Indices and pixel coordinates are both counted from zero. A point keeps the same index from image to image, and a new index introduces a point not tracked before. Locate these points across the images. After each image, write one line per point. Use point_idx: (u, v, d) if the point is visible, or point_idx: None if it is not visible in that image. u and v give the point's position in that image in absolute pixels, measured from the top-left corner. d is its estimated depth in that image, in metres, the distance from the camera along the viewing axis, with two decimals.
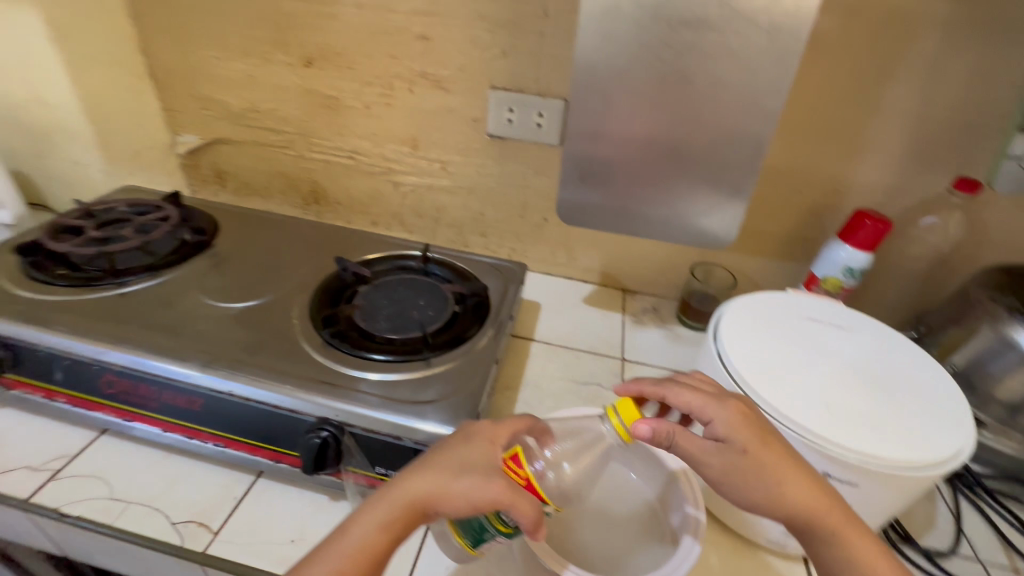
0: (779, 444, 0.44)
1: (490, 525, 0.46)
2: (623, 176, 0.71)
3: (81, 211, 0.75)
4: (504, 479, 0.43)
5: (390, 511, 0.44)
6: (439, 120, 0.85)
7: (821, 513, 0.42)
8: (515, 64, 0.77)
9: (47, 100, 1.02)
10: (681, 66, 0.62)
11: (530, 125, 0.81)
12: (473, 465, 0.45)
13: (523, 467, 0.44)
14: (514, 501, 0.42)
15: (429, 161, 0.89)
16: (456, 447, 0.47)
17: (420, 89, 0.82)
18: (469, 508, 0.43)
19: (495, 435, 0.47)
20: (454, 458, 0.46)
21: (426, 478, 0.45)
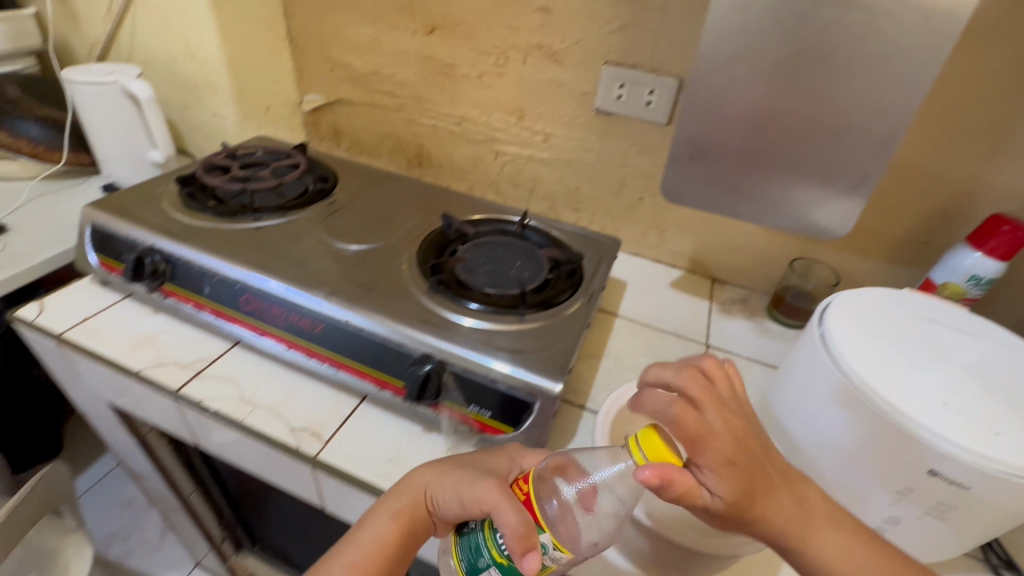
0: (759, 463, 0.42)
1: (484, 550, 0.41)
2: (734, 159, 0.70)
3: (227, 153, 0.85)
4: (504, 492, 0.43)
5: (399, 506, 0.49)
6: (548, 92, 0.87)
7: (814, 551, 0.43)
8: (631, 39, 0.77)
9: (199, 56, 1.15)
10: (817, 45, 0.59)
11: (639, 102, 0.81)
12: (480, 469, 0.48)
13: (528, 482, 0.42)
14: (508, 518, 0.40)
15: (532, 132, 0.92)
16: (479, 457, 0.50)
17: (533, 61, 0.85)
18: (470, 515, 0.44)
19: (516, 453, 0.50)
20: (456, 469, 0.49)
21: (445, 481, 0.49)
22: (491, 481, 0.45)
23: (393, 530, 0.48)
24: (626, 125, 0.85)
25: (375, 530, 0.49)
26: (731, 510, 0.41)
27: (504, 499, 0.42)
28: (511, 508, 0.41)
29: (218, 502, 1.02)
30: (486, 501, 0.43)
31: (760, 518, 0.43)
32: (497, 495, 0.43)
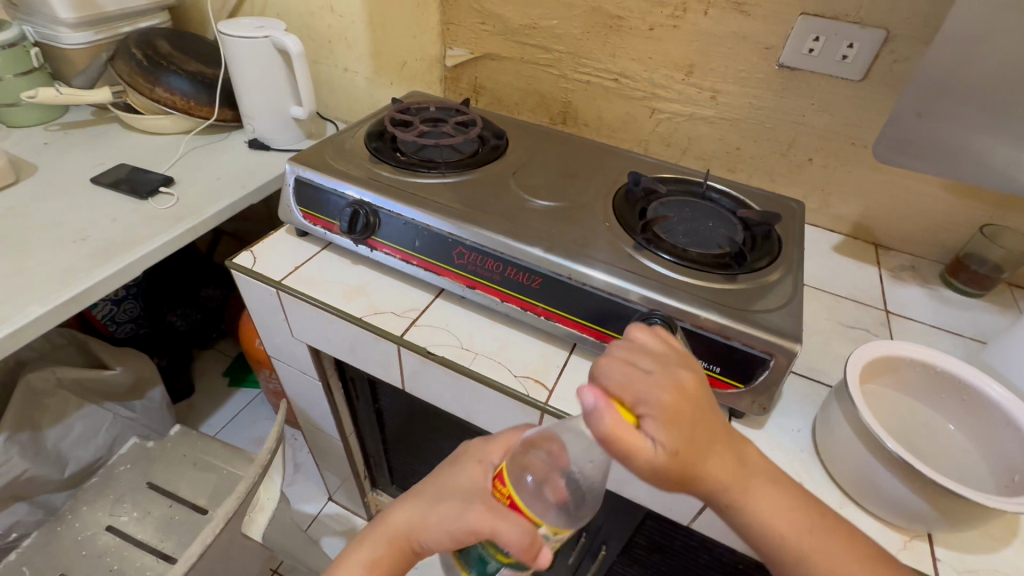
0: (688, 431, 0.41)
1: (489, 555, 0.47)
2: (966, 119, 0.66)
3: (403, 109, 0.86)
4: (484, 506, 0.46)
5: (377, 547, 0.52)
6: (726, 46, 0.84)
7: (753, 509, 0.44)
8: None
9: (338, 10, 1.15)
10: None
11: (833, 57, 0.78)
12: (457, 492, 0.51)
13: (506, 485, 0.46)
14: (501, 535, 0.43)
15: (699, 89, 0.90)
16: (447, 471, 0.54)
17: (716, 12, 0.82)
18: (455, 539, 0.47)
19: (482, 456, 0.53)
20: (446, 484, 0.52)
21: (426, 497, 0.53)
22: (465, 500, 0.48)
23: (389, 542, 0.52)
24: (811, 80, 0.82)
25: (369, 544, 0.52)
26: (674, 461, 0.40)
27: (494, 525, 0.44)
28: (485, 519, 0.45)
29: (370, 444, 1.09)
30: (465, 527, 0.46)
31: (705, 461, 0.42)
32: (478, 508, 0.46)
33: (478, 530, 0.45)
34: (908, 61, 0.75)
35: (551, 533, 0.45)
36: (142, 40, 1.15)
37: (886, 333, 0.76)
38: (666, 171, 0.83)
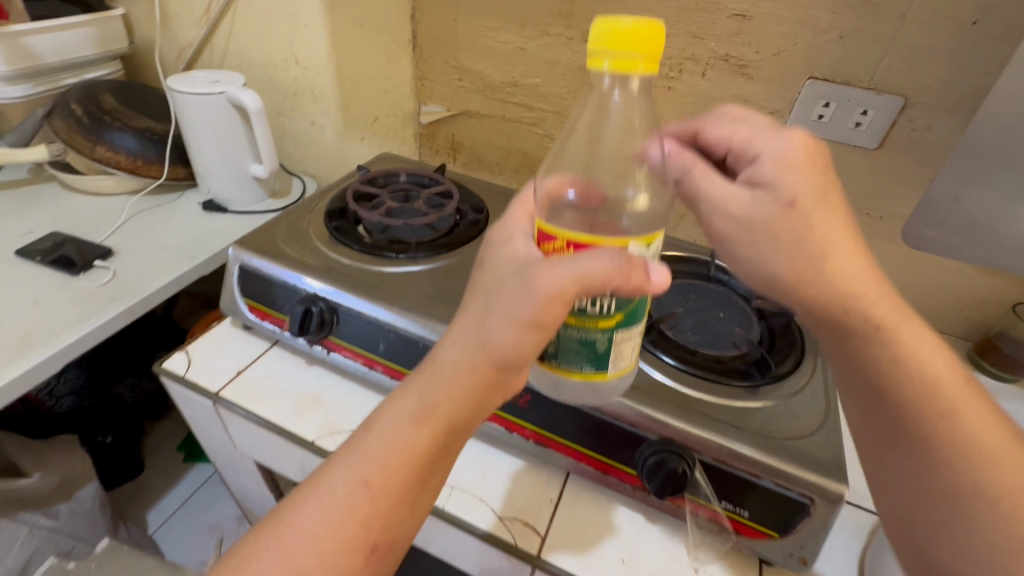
0: (835, 203, 0.44)
1: (591, 330, 0.43)
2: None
3: (369, 178, 0.76)
4: (548, 263, 0.40)
5: (416, 401, 0.44)
6: (727, 110, 0.76)
7: (900, 343, 0.44)
8: (851, 51, 0.66)
9: (303, 62, 1.06)
10: None
11: (845, 124, 0.71)
12: (506, 270, 0.44)
13: (558, 234, 0.42)
14: (601, 270, 0.38)
15: None
16: (485, 268, 0.46)
17: (715, 74, 0.74)
18: (527, 330, 0.41)
19: (512, 232, 0.47)
20: (484, 294, 0.44)
21: (476, 301, 0.45)
22: (523, 275, 0.41)
23: (441, 386, 0.44)
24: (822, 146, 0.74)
25: (418, 390, 0.45)
26: (792, 212, 0.43)
27: (592, 261, 0.38)
28: (557, 273, 0.39)
29: None
30: (543, 299, 0.40)
31: (821, 264, 0.43)
32: (549, 265, 0.40)
33: (569, 281, 0.39)
34: (929, 130, 0.68)
35: (644, 247, 0.41)
36: (84, 95, 1.04)
37: None
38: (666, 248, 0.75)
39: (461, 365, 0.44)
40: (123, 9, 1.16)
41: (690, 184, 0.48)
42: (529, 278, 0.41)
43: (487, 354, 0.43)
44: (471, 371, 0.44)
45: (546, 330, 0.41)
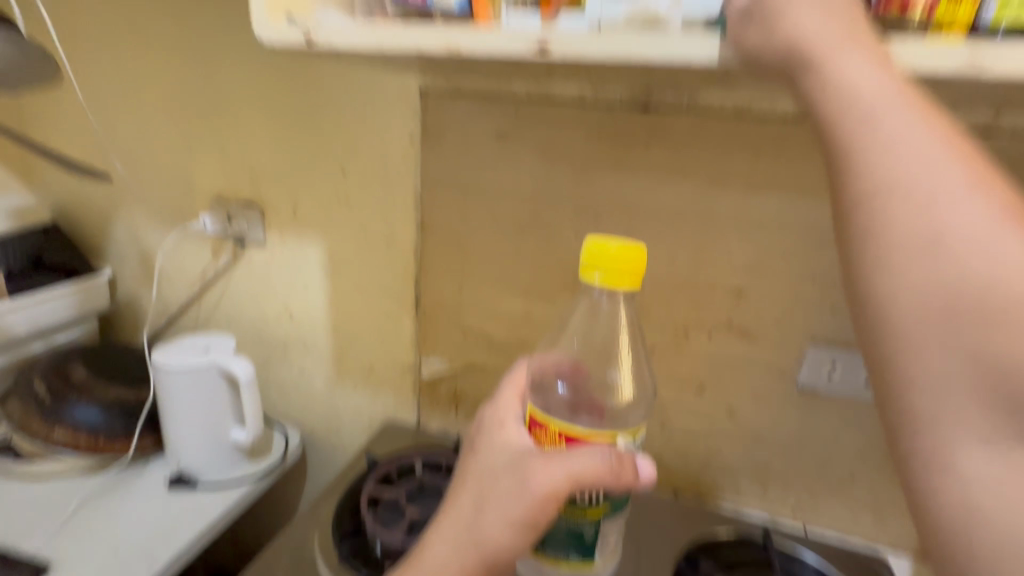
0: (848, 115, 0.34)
1: (580, 518, 0.51)
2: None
3: (382, 474, 0.73)
4: (547, 458, 0.48)
5: None
6: (737, 368, 0.79)
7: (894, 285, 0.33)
8: (845, 321, 0.72)
9: (297, 318, 1.06)
10: None
11: (854, 383, 0.74)
12: (498, 461, 0.51)
13: (550, 425, 0.50)
14: (588, 475, 0.46)
15: (714, 406, 0.81)
16: (477, 455, 0.53)
17: (719, 337, 0.78)
18: (521, 523, 0.48)
19: (504, 417, 0.55)
20: (477, 479, 0.52)
21: (467, 495, 0.51)
22: (520, 472, 0.48)
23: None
24: (836, 398, 0.76)
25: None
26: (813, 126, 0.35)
27: (580, 464, 0.46)
28: (550, 473, 0.47)
29: None
30: (539, 499, 0.47)
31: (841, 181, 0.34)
32: (544, 462, 0.48)
33: (557, 484, 0.46)
34: None
35: (630, 441, 0.50)
36: (51, 369, 0.97)
37: None
38: (719, 527, 0.82)
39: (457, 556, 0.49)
40: (110, 271, 1.16)
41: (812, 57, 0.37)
42: (526, 475, 0.48)
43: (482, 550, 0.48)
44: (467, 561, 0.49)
45: (539, 525, 0.48)
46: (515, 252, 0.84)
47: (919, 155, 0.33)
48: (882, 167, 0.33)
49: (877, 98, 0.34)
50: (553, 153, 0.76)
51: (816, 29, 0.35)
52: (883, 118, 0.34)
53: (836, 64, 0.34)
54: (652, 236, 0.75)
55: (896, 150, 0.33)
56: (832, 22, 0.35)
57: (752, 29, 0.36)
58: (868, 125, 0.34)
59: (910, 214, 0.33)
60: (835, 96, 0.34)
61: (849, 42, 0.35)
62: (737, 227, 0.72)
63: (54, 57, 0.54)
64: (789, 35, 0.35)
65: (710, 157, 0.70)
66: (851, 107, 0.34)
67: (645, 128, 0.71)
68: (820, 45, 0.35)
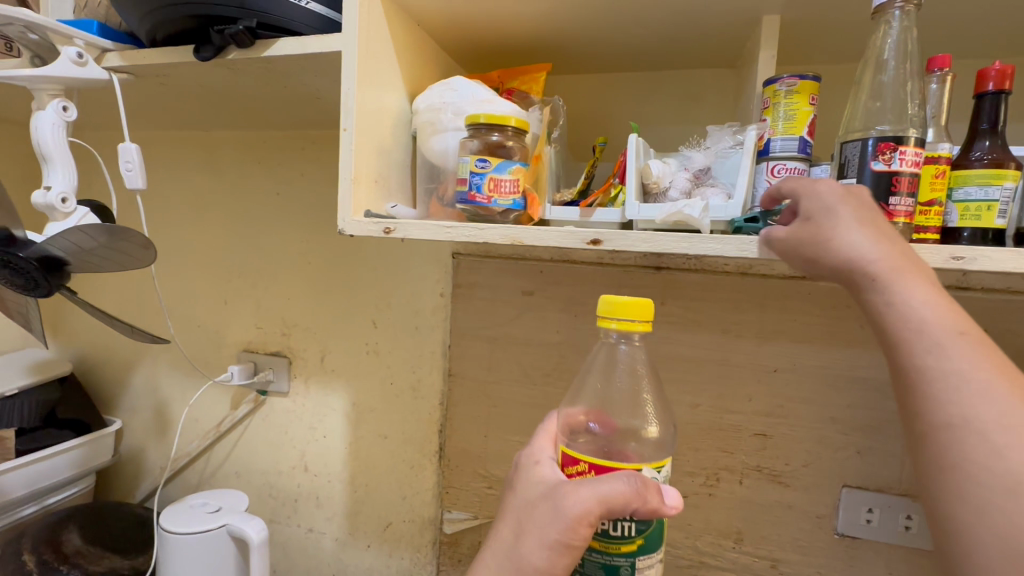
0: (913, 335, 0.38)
1: (616, 557, 0.45)
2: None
3: None
4: (574, 483, 0.45)
5: None
6: (774, 514, 0.77)
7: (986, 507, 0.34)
8: (873, 464, 0.73)
9: (312, 468, 1.03)
10: None
11: (895, 528, 0.72)
12: (530, 493, 0.49)
13: (581, 459, 0.48)
14: (615, 497, 0.42)
15: (756, 557, 0.78)
16: (511, 494, 0.51)
17: (752, 481, 0.78)
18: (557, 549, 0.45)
19: (537, 456, 0.53)
20: (513, 515, 0.49)
21: (509, 528, 0.49)
22: (552, 500, 0.45)
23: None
24: (880, 546, 0.74)
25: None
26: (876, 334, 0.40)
27: (607, 486, 0.43)
28: (578, 496, 0.44)
29: None
30: (569, 523, 0.44)
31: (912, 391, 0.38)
32: (573, 485, 0.45)
33: (584, 507, 0.43)
34: None
35: (656, 470, 0.46)
36: (44, 537, 0.90)
37: None
38: None
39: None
40: (120, 422, 1.14)
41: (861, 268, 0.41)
42: (556, 499, 0.45)
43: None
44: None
45: (574, 551, 0.44)
46: (541, 400, 0.86)
47: (968, 387, 0.36)
48: (935, 384, 0.37)
49: (934, 326, 0.38)
50: (576, 307, 0.83)
51: (876, 258, 0.40)
52: (939, 344, 0.37)
53: (885, 290, 0.39)
54: (673, 381, 0.79)
55: (950, 376, 0.37)
56: (885, 249, 0.40)
57: (808, 244, 0.42)
58: (924, 347, 0.38)
59: (965, 434, 0.36)
60: (891, 315, 0.39)
61: (912, 276, 0.40)
62: (754, 373, 0.77)
63: (151, 245, 0.61)
64: (843, 257, 0.41)
65: (722, 311, 0.77)
66: (911, 328, 0.38)
67: (659, 286, 0.79)
68: (876, 270, 0.40)
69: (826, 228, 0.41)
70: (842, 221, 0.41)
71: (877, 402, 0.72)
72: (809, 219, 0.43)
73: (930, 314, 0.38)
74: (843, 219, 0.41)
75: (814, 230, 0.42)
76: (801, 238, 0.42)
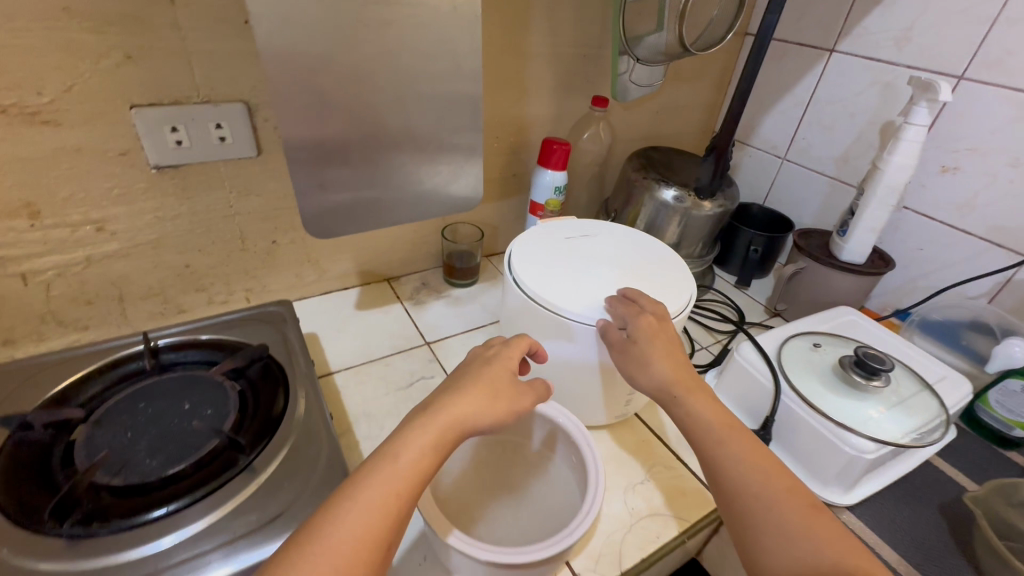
0: (681, 396, 0.54)
1: None
2: (360, 172, 0.62)
3: None
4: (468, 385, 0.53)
5: (355, 527, 0.40)
6: (66, 167, 0.59)
7: (765, 470, 0.48)
8: (155, 71, 0.59)
9: None
10: (371, 46, 0.55)
11: (209, 143, 0.65)
12: (466, 390, 0.52)
13: None
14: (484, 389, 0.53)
15: (71, 227, 0.63)
16: (445, 399, 0.51)
17: (5, 130, 0.55)
18: (405, 487, 0.44)
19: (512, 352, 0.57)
20: (433, 415, 0.49)
21: (465, 395, 0.52)
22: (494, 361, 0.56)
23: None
24: (210, 167, 0.67)
25: None
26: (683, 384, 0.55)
27: (479, 386, 0.53)
28: (456, 401, 0.51)
29: None
30: (506, 370, 0.55)
31: (740, 431, 0.52)
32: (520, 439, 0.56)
33: (455, 415, 0.50)
34: None
35: None
36: None
37: (439, 367, 0.77)
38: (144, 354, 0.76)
39: (342, 557, 0.39)
40: None
41: (645, 354, 0.54)
42: (403, 447, 0.46)
43: (376, 525, 0.41)
44: (355, 545, 0.40)
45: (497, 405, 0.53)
46: None
47: (736, 466, 0.49)
48: (700, 432, 0.52)
49: (715, 428, 0.52)
50: None
51: (669, 379, 0.55)
52: (717, 441, 0.51)
53: (681, 403, 0.54)
54: None
55: (733, 463, 0.49)
56: (679, 371, 0.55)
57: (641, 371, 0.55)
58: (713, 437, 0.51)
59: (736, 473, 0.49)
60: (685, 419, 0.53)
61: (684, 392, 0.54)
62: None
63: None
64: (659, 385, 0.55)
65: None
66: (700, 426, 0.53)
67: None
68: (676, 390, 0.54)
69: (647, 364, 0.54)
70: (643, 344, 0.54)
71: None
72: (615, 356, 0.56)
73: (708, 418, 0.53)
74: (652, 344, 0.54)
75: (631, 360, 0.55)
76: (627, 362, 0.55)
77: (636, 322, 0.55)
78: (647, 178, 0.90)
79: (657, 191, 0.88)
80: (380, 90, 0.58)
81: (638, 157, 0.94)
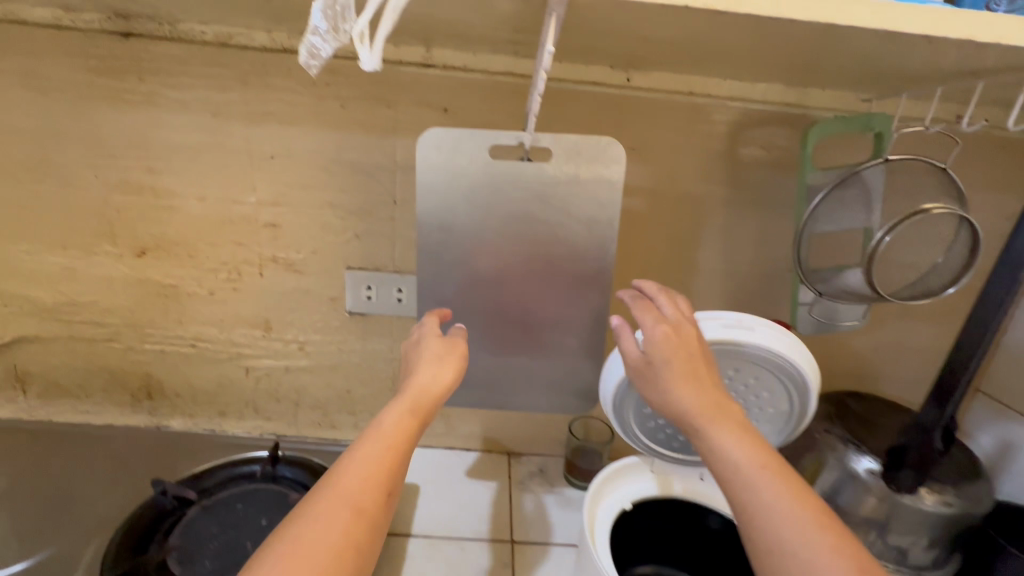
0: (719, 443, 0.44)
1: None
2: (474, 349, 0.68)
3: None
4: (417, 362, 0.53)
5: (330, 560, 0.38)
6: (296, 302, 0.81)
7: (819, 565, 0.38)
8: (368, 246, 0.78)
9: None
10: (510, 253, 0.63)
11: (389, 301, 0.80)
12: (423, 359, 0.53)
13: None
14: (443, 351, 0.53)
15: (285, 342, 0.84)
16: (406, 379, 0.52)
17: (271, 273, 0.79)
18: (381, 473, 0.44)
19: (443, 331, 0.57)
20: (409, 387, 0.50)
21: (423, 358, 0.53)
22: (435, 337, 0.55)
23: None
24: (385, 318, 0.82)
25: None
26: (714, 412, 0.45)
27: (434, 348, 0.53)
28: (429, 366, 0.52)
29: None
30: (451, 342, 0.55)
31: (790, 498, 0.41)
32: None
33: (432, 385, 0.50)
34: None
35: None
36: None
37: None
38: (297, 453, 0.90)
39: None
40: None
41: (659, 372, 0.48)
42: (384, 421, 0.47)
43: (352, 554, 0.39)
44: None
45: (451, 360, 0.53)
46: (39, 202, 0.75)
47: (786, 547, 0.39)
48: (739, 496, 0.42)
49: (746, 471, 0.42)
50: (37, 83, 0.69)
51: (688, 403, 0.46)
52: (750, 484, 0.42)
53: (702, 432, 0.45)
54: (172, 170, 0.74)
55: (771, 531, 0.40)
56: (706, 397, 0.46)
57: (658, 393, 0.48)
58: (737, 483, 0.42)
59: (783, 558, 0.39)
60: (711, 459, 0.44)
61: (712, 418, 0.45)
62: (249, 159, 0.73)
63: None
64: (677, 412, 0.46)
65: (202, 87, 0.70)
66: (727, 471, 0.43)
67: (132, 55, 0.68)
68: (700, 419, 0.45)
69: (660, 387, 0.48)
70: (664, 371, 0.48)
71: (366, 188, 0.75)
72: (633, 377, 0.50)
73: (741, 455, 0.43)
74: (665, 364, 0.48)
75: (648, 381, 0.49)
76: (642, 383, 0.49)
77: (653, 335, 0.49)
78: (834, 433, 0.70)
79: (846, 454, 0.67)
80: (511, 284, 0.65)
81: (828, 402, 0.75)
